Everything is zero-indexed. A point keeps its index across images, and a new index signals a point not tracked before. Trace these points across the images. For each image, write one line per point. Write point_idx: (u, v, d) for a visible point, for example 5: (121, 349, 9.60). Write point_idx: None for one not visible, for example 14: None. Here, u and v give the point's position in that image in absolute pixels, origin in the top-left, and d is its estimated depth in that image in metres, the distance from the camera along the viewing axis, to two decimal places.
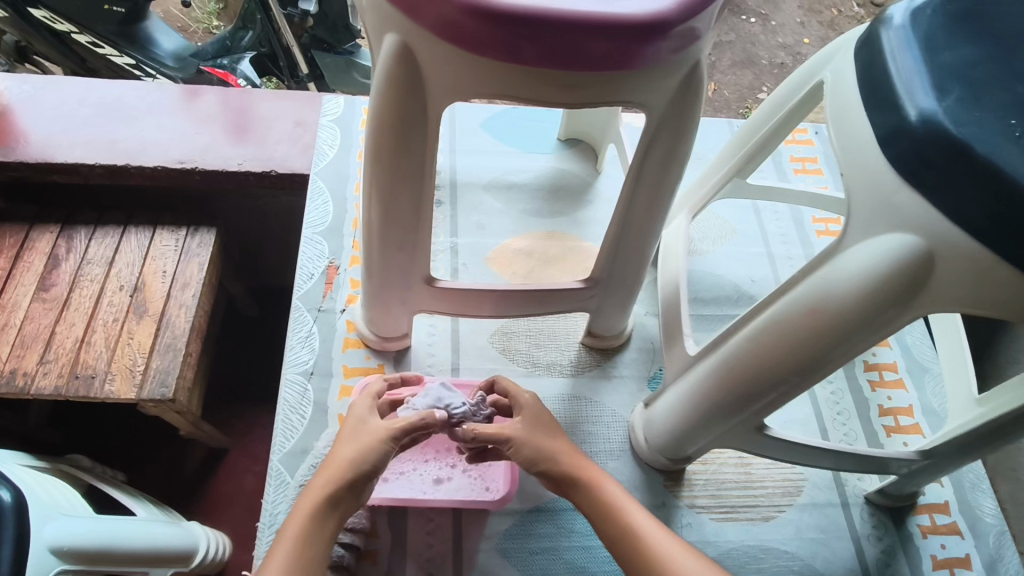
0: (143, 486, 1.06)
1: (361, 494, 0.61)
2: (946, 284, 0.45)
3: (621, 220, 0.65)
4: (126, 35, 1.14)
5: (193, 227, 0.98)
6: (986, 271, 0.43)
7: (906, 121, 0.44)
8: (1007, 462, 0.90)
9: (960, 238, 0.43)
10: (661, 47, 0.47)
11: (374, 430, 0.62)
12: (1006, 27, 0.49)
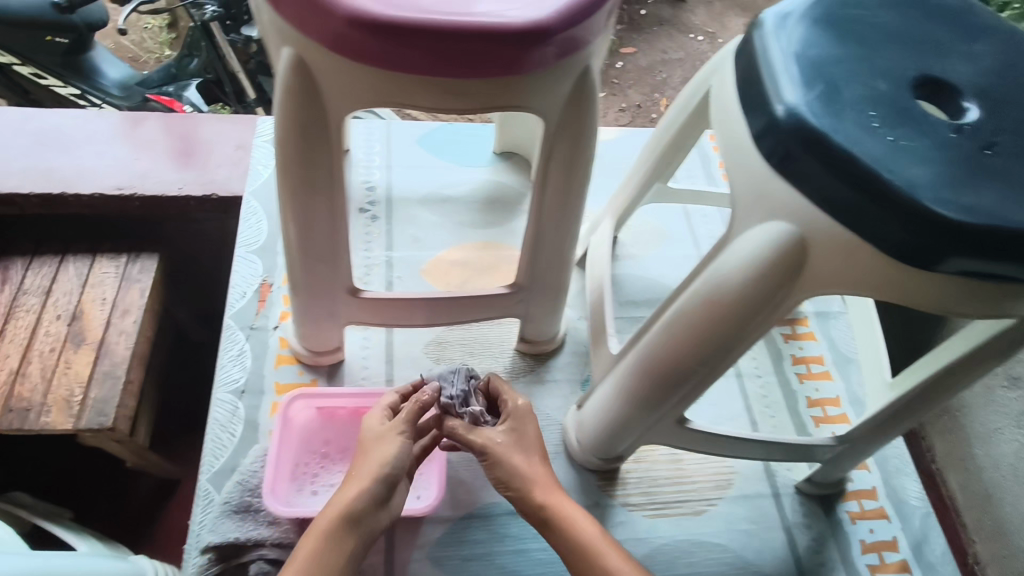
0: (89, 520, 1.03)
1: (380, 510, 0.62)
2: (820, 269, 0.47)
3: (536, 224, 0.67)
4: (70, 66, 1.13)
5: (134, 253, 0.96)
6: (853, 252, 0.46)
7: (774, 116, 0.46)
8: (957, 453, 0.94)
9: (827, 222, 0.45)
10: (551, 51, 0.49)
11: (389, 444, 0.63)
12: (870, 26, 0.52)
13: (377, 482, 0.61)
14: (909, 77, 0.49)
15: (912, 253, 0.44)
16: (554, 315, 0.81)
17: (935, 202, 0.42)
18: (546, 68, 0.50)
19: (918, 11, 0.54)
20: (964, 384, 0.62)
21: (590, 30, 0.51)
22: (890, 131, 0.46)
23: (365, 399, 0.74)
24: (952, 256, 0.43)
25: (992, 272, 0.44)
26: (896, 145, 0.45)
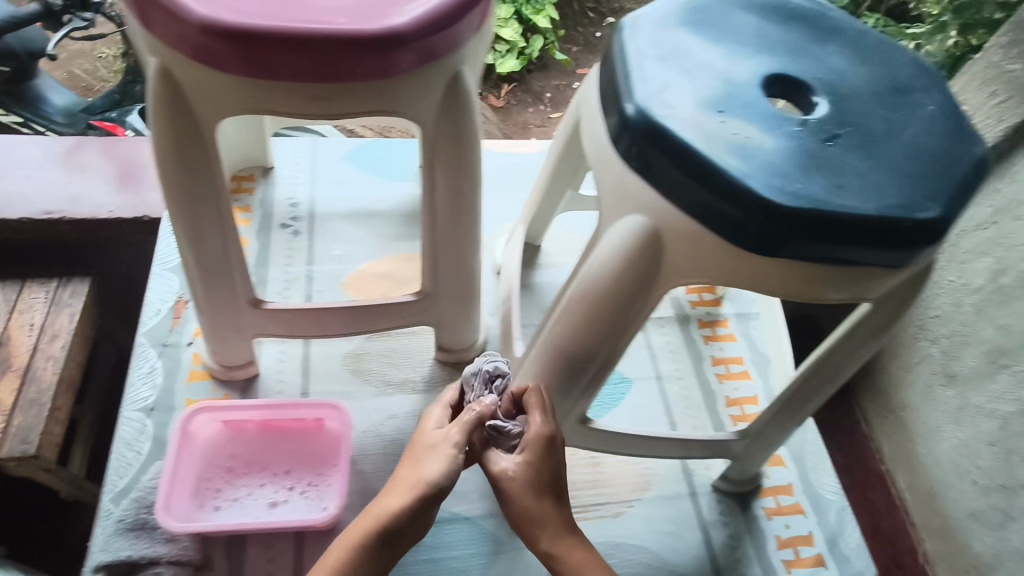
0: (25, 555, 0.99)
1: (415, 530, 0.55)
2: (678, 261, 0.49)
3: (430, 229, 0.67)
4: (13, 95, 1.11)
5: (65, 277, 0.95)
6: (701, 242, 0.47)
7: (626, 115, 0.47)
8: (903, 454, 0.99)
9: (677, 214, 0.47)
10: (417, 52, 0.50)
11: (448, 459, 0.54)
12: (722, 30, 0.54)
13: (418, 506, 0.53)
14: (759, 77, 0.51)
15: (756, 242, 0.45)
16: (469, 320, 0.81)
17: (770, 193, 0.44)
18: (414, 72, 0.51)
19: (772, 17, 0.57)
20: (851, 368, 0.62)
21: (459, 34, 0.52)
22: (733, 126, 0.47)
23: (268, 410, 0.73)
24: (790, 243, 0.45)
25: (833, 255, 0.46)
26: (740, 139, 0.46)
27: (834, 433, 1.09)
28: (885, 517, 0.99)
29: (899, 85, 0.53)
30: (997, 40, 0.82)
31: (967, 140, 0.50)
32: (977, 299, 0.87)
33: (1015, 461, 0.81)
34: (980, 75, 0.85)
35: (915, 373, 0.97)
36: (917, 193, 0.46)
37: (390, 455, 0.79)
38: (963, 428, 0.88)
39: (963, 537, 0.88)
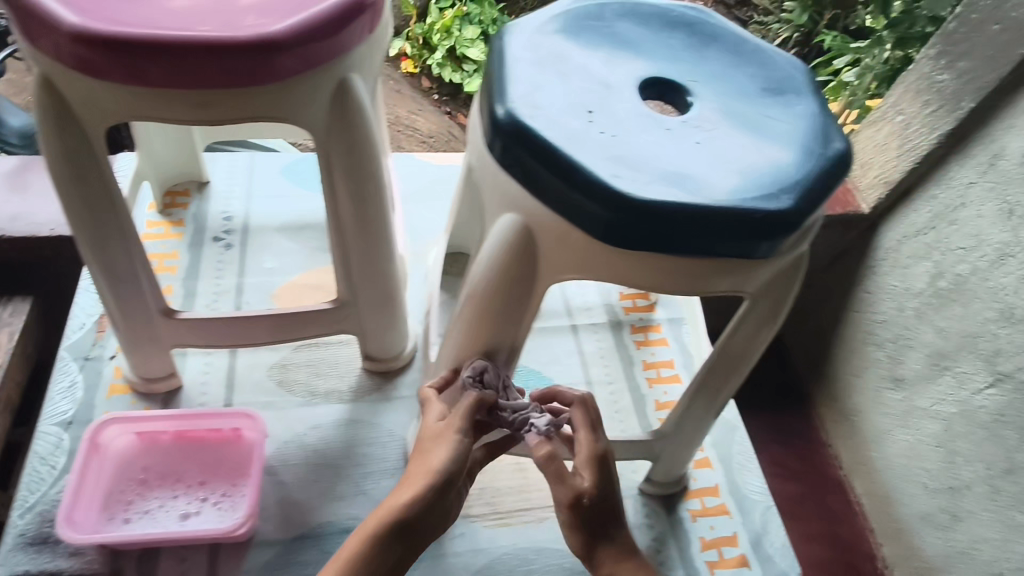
0: None
1: (432, 527, 0.51)
2: (552, 256, 0.49)
3: (337, 232, 0.68)
4: None
5: (5, 296, 0.94)
6: (567, 238, 0.48)
7: (497, 117, 0.48)
8: (858, 459, 1.02)
9: (543, 212, 0.48)
10: (298, 56, 0.51)
11: (450, 443, 0.52)
12: (601, 37, 0.56)
13: (432, 496, 0.50)
14: (634, 80, 0.53)
15: (618, 236, 0.46)
16: (394, 328, 0.82)
17: (627, 187, 0.44)
18: (298, 75, 0.52)
19: (653, 25, 0.58)
20: (755, 354, 0.62)
21: (344, 39, 0.53)
22: (601, 125, 0.48)
23: (183, 420, 0.73)
24: (650, 236, 0.45)
25: (695, 247, 0.46)
26: (604, 137, 0.47)
27: (791, 441, 1.09)
28: (842, 523, 1.00)
29: (771, 85, 0.55)
30: (926, 52, 0.88)
31: (830, 135, 0.51)
32: (919, 302, 0.90)
33: (960, 463, 0.84)
34: (913, 85, 0.90)
35: (867, 379, 0.99)
36: (774, 186, 0.47)
37: (311, 466, 0.80)
38: (911, 431, 0.92)
39: (917, 539, 0.91)
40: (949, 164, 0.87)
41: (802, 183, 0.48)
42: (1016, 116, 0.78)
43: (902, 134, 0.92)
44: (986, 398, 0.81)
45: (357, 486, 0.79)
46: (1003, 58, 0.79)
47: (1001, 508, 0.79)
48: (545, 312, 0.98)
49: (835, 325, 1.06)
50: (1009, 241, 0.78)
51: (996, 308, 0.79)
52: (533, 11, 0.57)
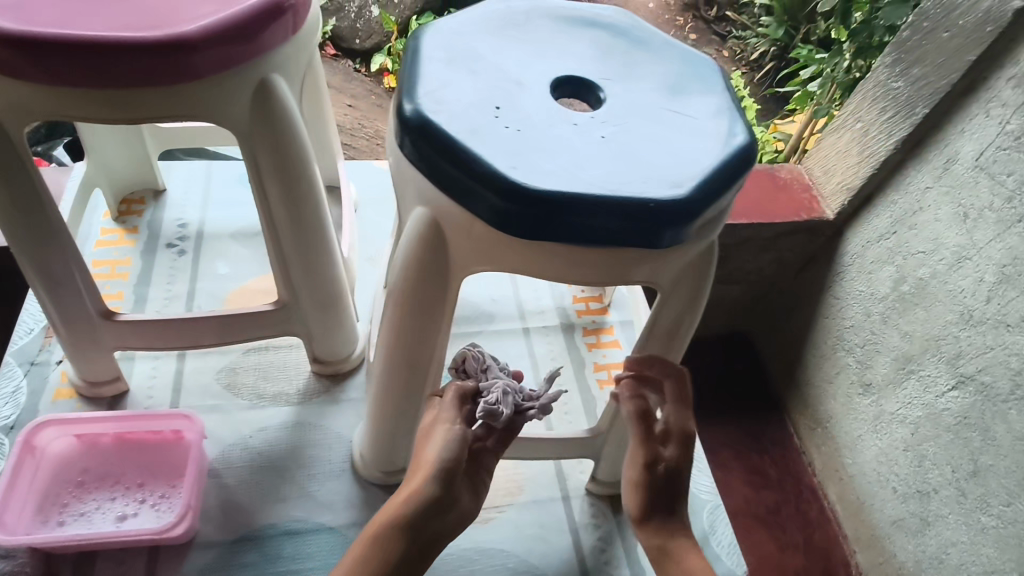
0: None
1: (445, 517, 0.55)
2: (458, 253, 0.52)
3: (273, 236, 0.69)
4: None
5: None
6: (471, 229, 0.49)
7: (405, 114, 0.48)
8: (832, 465, 1.04)
9: (449, 204, 0.49)
10: (214, 55, 0.52)
11: (440, 435, 0.57)
12: (516, 38, 0.57)
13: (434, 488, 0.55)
14: (548, 81, 0.53)
15: (515, 226, 0.47)
16: (340, 329, 0.83)
17: (524, 178, 0.45)
18: (216, 74, 0.54)
19: (572, 29, 0.60)
20: (700, 307, 0.57)
21: (262, 40, 0.55)
22: (508, 120, 0.49)
23: (123, 423, 0.73)
24: (549, 226, 0.46)
25: (599, 239, 0.47)
26: (509, 131, 0.48)
27: (769, 449, 1.12)
28: (817, 530, 1.02)
29: (683, 80, 0.56)
30: (881, 61, 0.89)
31: (736, 127, 0.52)
32: (884, 307, 0.91)
33: (928, 466, 0.85)
34: (870, 93, 0.91)
35: (836, 385, 1.01)
36: (676, 175, 0.48)
37: (255, 468, 0.79)
38: (881, 436, 0.93)
39: (890, 545, 0.91)
40: (907, 169, 0.88)
41: (705, 171, 0.48)
42: (967, 121, 0.79)
43: (861, 142, 0.93)
44: (949, 401, 0.81)
45: (301, 487, 0.79)
46: (953, 64, 0.78)
47: (967, 510, 0.79)
48: (498, 315, 0.99)
49: (807, 331, 1.08)
50: (965, 244, 0.79)
51: (955, 310, 0.80)
52: (453, 13, 0.58)
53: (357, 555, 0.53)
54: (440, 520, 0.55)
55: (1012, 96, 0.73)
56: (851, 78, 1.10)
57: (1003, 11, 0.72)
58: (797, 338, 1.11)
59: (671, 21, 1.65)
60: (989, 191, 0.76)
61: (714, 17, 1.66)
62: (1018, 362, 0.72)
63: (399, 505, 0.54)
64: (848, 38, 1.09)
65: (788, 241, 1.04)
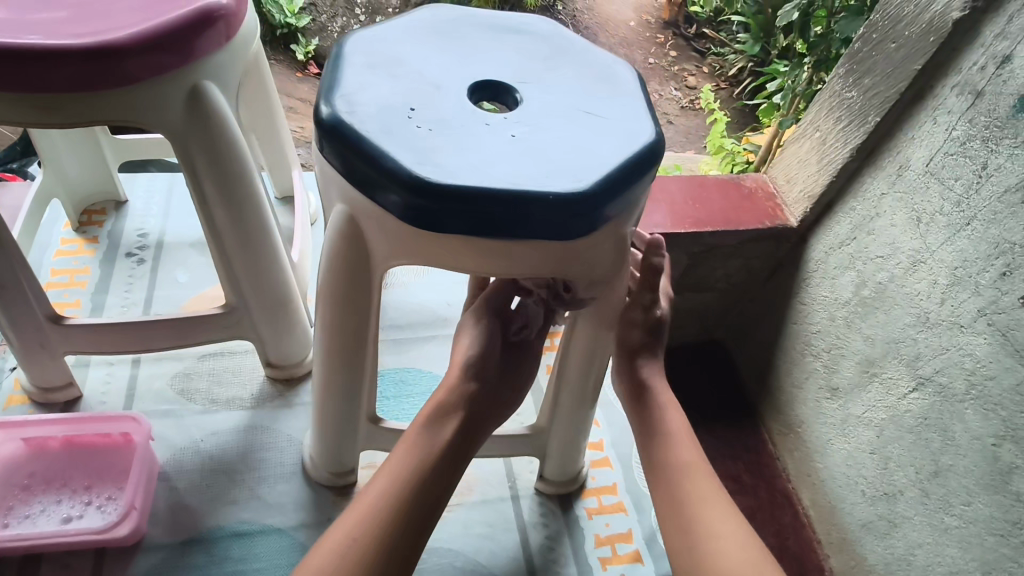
0: None
1: (482, 409, 0.67)
2: (376, 246, 0.54)
3: (213, 238, 0.71)
4: None
5: None
6: (385, 223, 0.52)
7: (322, 116, 0.51)
8: (805, 470, 1.00)
9: (364, 201, 0.52)
10: (144, 62, 0.56)
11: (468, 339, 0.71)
12: (440, 44, 0.60)
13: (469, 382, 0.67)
14: (464, 84, 0.56)
15: (422, 219, 0.49)
16: (291, 332, 0.84)
17: (428, 172, 0.48)
18: (149, 80, 0.57)
19: (495, 37, 0.62)
20: (619, 269, 0.59)
21: (192, 47, 0.58)
22: (421, 121, 0.52)
23: (70, 426, 0.74)
24: (457, 215, 0.48)
25: (505, 219, 0.49)
26: (420, 131, 0.51)
27: (744, 454, 1.06)
28: (793, 536, 0.97)
29: (595, 83, 0.59)
30: (837, 72, 0.87)
31: (644, 127, 0.55)
32: (846, 312, 0.88)
33: (893, 468, 0.82)
34: (826, 103, 0.89)
35: (806, 390, 0.98)
36: (579, 171, 0.50)
37: (205, 471, 0.80)
38: (848, 440, 0.90)
39: (860, 548, 0.88)
40: (862, 176, 0.86)
41: (609, 167, 0.51)
42: (915, 127, 0.77)
43: (820, 150, 0.91)
44: (911, 403, 0.79)
45: (250, 490, 0.79)
46: (900, 74, 0.77)
47: (931, 511, 0.77)
48: (454, 319, 1.01)
49: (777, 338, 1.04)
50: (919, 248, 0.77)
51: (912, 313, 0.78)
52: (381, 22, 0.61)
53: (415, 437, 0.62)
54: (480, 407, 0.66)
55: (956, 103, 0.72)
56: (811, 90, 1.09)
57: (944, 22, 0.71)
58: (769, 344, 1.06)
59: (652, 38, 1.66)
60: (939, 196, 0.74)
61: (694, 34, 1.68)
62: (972, 362, 0.71)
63: (441, 398, 0.65)
64: (807, 51, 1.08)
65: (754, 248, 1.00)
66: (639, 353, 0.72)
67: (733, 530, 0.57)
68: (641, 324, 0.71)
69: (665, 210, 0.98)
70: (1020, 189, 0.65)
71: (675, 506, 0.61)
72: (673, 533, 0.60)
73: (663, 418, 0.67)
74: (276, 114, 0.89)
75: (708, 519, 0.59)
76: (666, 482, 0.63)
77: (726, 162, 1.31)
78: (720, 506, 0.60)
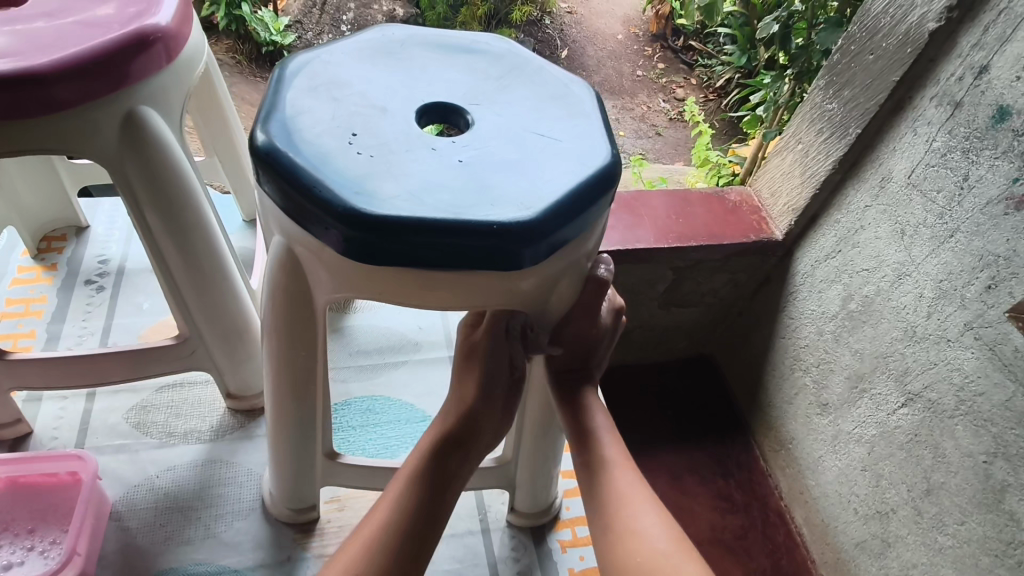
0: None
1: (470, 443, 0.61)
2: (317, 276, 0.52)
3: (163, 268, 0.69)
4: None
5: None
6: (320, 253, 0.50)
7: (255, 141, 0.48)
8: (797, 489, 0.96)
9: (299, 233, 0.50)
10: (74, 87, 0.55)
11: (467, 369, 0.64)
12: (388, 69, 0.58)
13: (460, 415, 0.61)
14: (411, 107, 0.54)
15: (361, 250, 0.46)
16: (250, 361, 0.82)
17: (366, 203, 0.45)
18: (80, 105, 0.56)
19: (446, 58, 0.61)
20: (560, 290, 0.56)
21: (124, 72, 0.57)
22: (362, 147, 0.50)
23: (14, 466, 0.72)
24: (399, 245, 0.46)
25: (412, 236, 0.45)
26: (360, 157, 0.49)
27: (733, 472, 1.03)
28: (784, 555, 0.94)
29: (546, 105, 0.57)
30: (816, 84, 0.84)
31: (599, 148, 0.53)
32: (835, 325, 0.85)
33: (885, 486, 0.79)
34: (807, 115, 0.86)
35: (796, 407, 0.94)
36: (528, 196, 0.48)
37: (159, 509, 0.76)
38: (840, 457, 0.86)
39: (854, 569, 0.85)
40: (846, 189, 0.83)
41: (559, 193, 0.49)
42: (896, 139, 0.75)
43: (803, 162, 0.88)
44: (901, 419, 0.76)
45: (206, 528, 0.75)
46: (877, 85, 0.74)
47: (924, 530, 0.74)
48: (425, 344, 0.98)
49: (768, 353, 1.00)
50: (904, 260, 0.74)
51: (899, 327, 0.75)
52: (324, 45, 0.59)
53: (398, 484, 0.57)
54: (471, 433, 0.61)
55: (936, 114, 0.69)
56: (795, 101, 1.06)
57: (920, 32, 0.68)
58: (758, 358, 1.03)
59: (639, 51, 1.64)
60: (922, 207, 0.72)
61: (682, 47, 1.66)
62: (961, 377, 0.68)
63: (427, 440, 0.60)
64: (788, 63, 1.04)
65: (740, 262, 0.97)
66: (570, 371, 0.65)
67: (654, 527, 0.55)
68: (585, 334, 0.62)
69: (643, 224, 0.95)
70: (1002, 201, 0.63)
71: (598, 503, 0.58)
72: (596, 530, 0.57)
73: (589, 418, 0.63)
74: (237, 136, 0.89)
75: (628, 515, 0.56)
76: (591, 479, 0.60)
77: (713, 173, 1.28)
78: (642, 501, 0.57)
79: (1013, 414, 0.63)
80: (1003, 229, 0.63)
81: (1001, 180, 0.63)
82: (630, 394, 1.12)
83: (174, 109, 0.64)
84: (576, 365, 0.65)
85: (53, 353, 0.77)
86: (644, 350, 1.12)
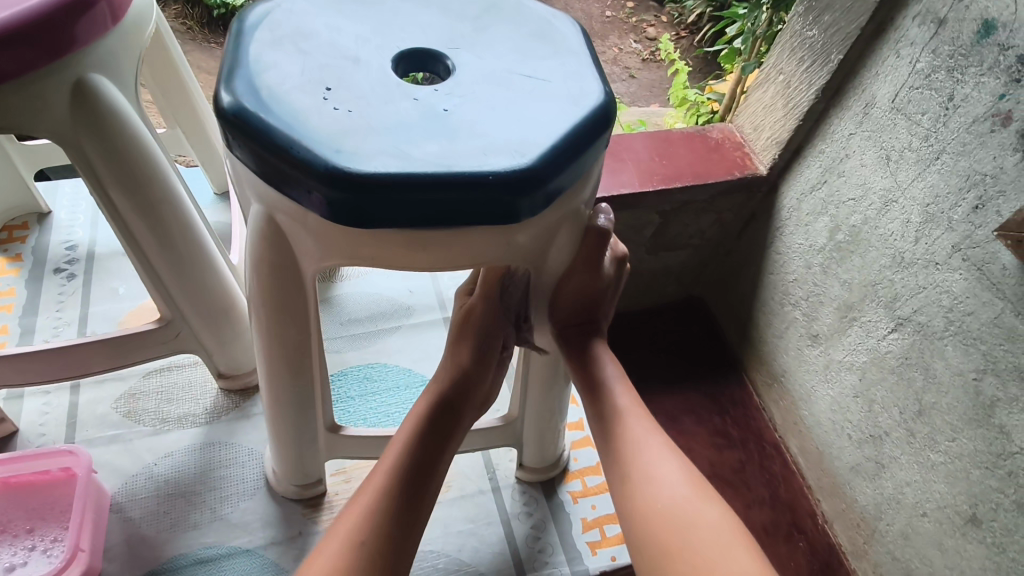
0: None
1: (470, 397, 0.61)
2: (302, 244, 0.49)
3: (135, 248, 0.65)
4: None
5: None
6: (304, 220, 0.46)
7: (221, 103, 0.44)
8: (792, 419, 0.97)
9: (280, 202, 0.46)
10: (11, 55, 0.50)
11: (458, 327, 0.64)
12: (353, 16, 0.53)
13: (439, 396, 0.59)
14: (385, 57, 0.50)
15: (348, 214, 0.43)
16: (237, 340, 0.79)
17: (348, 161, 0.42)
18: (20, 76, 0.51)
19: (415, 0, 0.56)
20: (564, 241, 0.53)
21: (69, 37, 0.52)
22: (339, 103, 0.46)
23: (5, 466, 0.69)
24: (386, 204, 0.43)
25: (400, 195, 0.42)
26: (338, 113, 0.45)
27: (730, 410, 1.04)
28: (783, 485, 0.95)
29: (529, 43, 0.53)
30: (795, 10, 0.81)
31: (590, 86, 0.50)
32: (823, 257, 0.84)
33: (877, 410, 0.80)
34: (788, 44, 0.82)
35: (788, 339, 0.94)
36: (519, 143, 0.45)
37: (161, 496, 0.75)
38: (832, 385, 0.87)
39: (851, 492, 0.86)
40: (830, 118, 0.80)
41: (552, 137, 0.46)
42: (878, 63, 0.72)
43: (785, 94, 0.85)
44: (891, 343, 0.76)
45: (212, 511, 0.74)
46: (860, 7, 0.71)
47: (917, 450, 0.75)
48: (416, 308, 0.96)
49: (758, 292, 0.99)
50: (890, 186, 0.73)
51: (888, 254, 0.74)
52: None
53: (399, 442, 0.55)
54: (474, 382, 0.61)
55: (919, 34, 0.67)
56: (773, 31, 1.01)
57: None
58: (748, 295, 1.02)
59: None
60: (907, 131, 0.69)
61: None
62: (950, 299, 0.67)
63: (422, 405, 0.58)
64: None
65: (727, 201, 0.95)
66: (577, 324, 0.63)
67: (670, 474, 0.54)
68: (587, 283, 0.60)
69: (631, 169, 0.92)
70: (989, 118, 0.61)
71: (614, 455, 0.57)
72: (612, 481, 0.57)
73: (598, 368, 0.62)
74: (197, 100, 0.83)
75: (642, 463, 0.55)
76: (606, 430, 0.59)
77: (692, 113, 1.24)
78: (658, 448, 0.56)
79: (1002, 330, 0.63)
80: (990, 147, 0.61)
81: (987, 98, 0.61)
82: (624, 342, 1.11)
83: (125, 77, 0.59)
84: (583, 318, 0.63)
85: (28, 346, 0.73)
86: (637, 297, 1.11)
